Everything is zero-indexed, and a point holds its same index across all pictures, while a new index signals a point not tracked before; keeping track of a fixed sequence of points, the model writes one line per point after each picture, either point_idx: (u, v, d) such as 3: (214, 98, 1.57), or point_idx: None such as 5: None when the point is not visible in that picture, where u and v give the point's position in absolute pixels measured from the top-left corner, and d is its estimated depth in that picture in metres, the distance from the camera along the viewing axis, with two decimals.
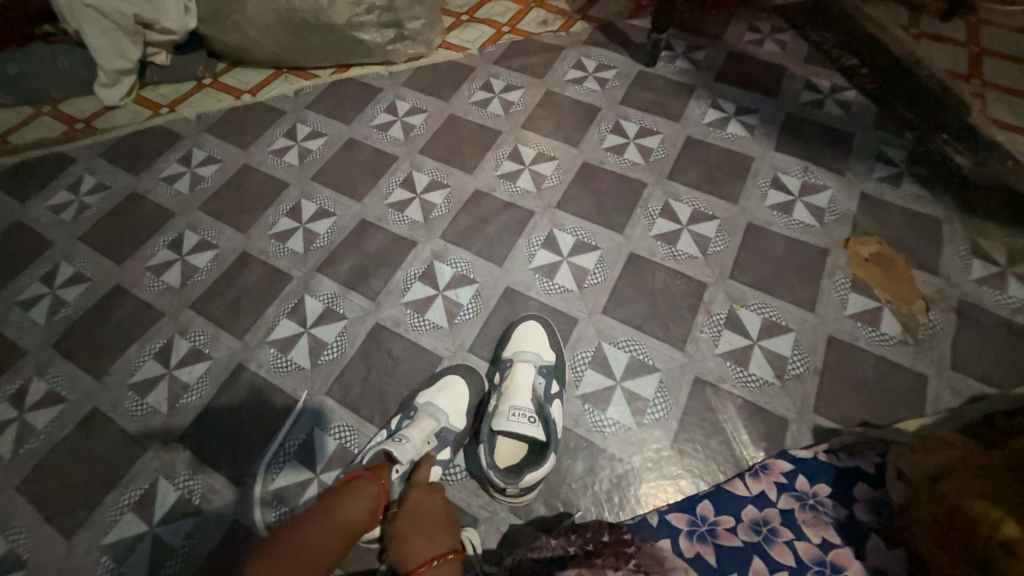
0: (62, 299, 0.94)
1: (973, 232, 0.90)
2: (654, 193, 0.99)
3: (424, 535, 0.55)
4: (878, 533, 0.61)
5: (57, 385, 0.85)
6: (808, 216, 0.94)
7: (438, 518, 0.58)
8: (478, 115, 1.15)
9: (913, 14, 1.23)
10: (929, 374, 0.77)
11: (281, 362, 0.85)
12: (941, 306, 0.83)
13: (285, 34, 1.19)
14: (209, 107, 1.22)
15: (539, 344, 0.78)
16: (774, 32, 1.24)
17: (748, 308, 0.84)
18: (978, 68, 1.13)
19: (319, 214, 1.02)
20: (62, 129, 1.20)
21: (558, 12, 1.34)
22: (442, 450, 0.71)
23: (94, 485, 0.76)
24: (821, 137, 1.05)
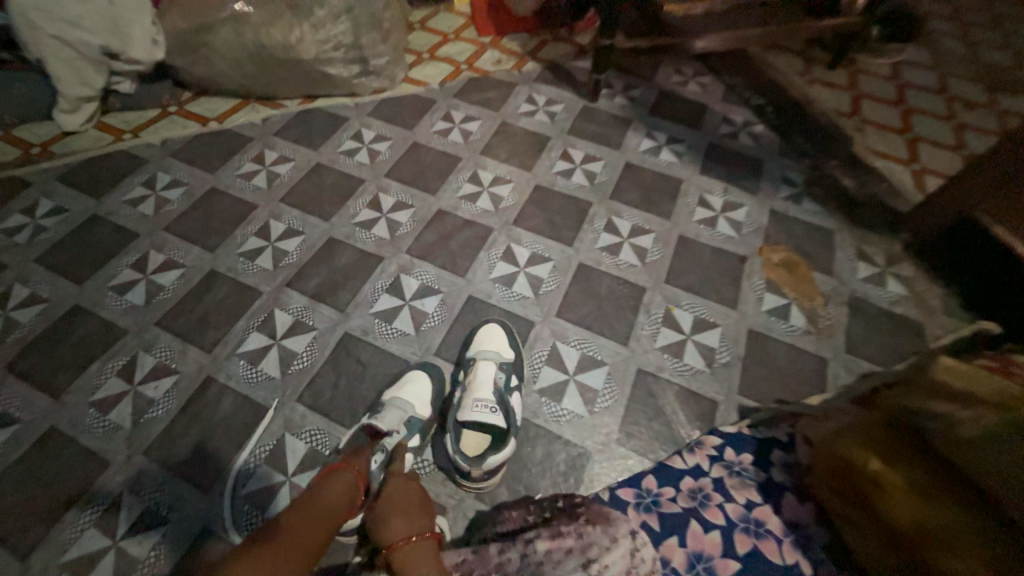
0: (16, 321, 0.93)
1: (858, 239, 1.08)
2: (598, 210, 1.12)
3: (401, 517, 0.60)
4: (791, 490, 0.74)
5: (10, 406, 0.84)
6: (728, 228, 1.09)
7: (414, 500, 0.63)
8: (440, 143, 1.26)
9: (807, 64, 1.47)
10: (828, 357, 0.91)
11: (251, 373, 0.88)
12: (835, 301, 0.99)
13: (254, 67, 1.26)
14: (175, 133, 1.26)
15: (500, 345, 0.86)
16: (696, 75, 1.44)
17: (681, 308, 0.97)
18: (858, 108, 1.37)
19: (288, 233, 1.07)
20: (16, 154, 1.19)
21: (511, 53, 1.49)
22: (411, 438, 0.76)
23: (53, 505, 0.75)
24: (737, 163, 1.23)
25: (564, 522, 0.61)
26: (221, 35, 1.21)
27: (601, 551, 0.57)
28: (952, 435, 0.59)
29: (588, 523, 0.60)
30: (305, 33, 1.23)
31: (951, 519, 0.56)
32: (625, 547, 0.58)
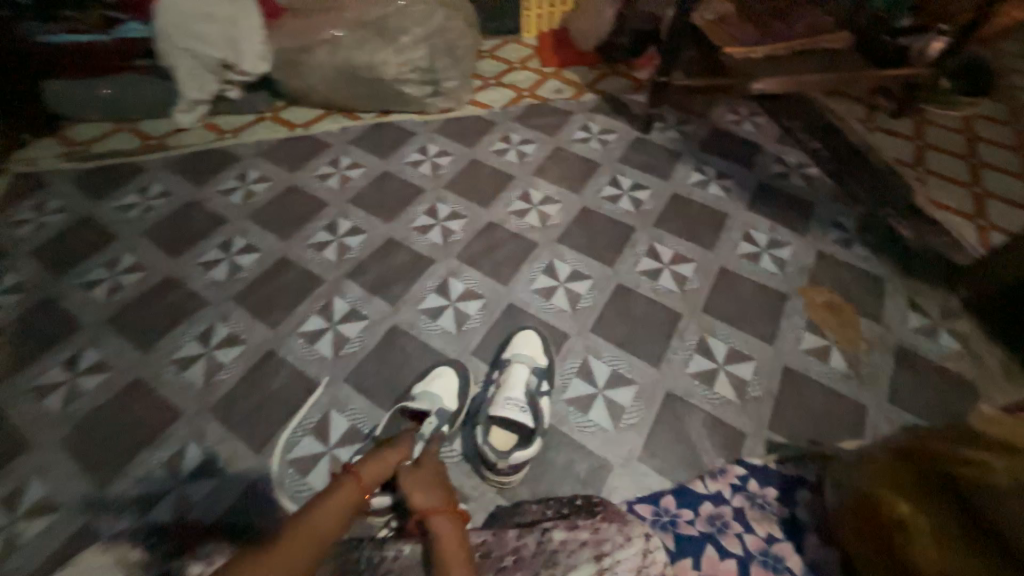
0: (121, 283, 1.08)
1: (911, 290, 1.05)
2: (641, 236, 1.15)
3: (425, 493, 0.66)
4: (815, 531, 0.74)
5: (107, 355, 0.97)
6: (772, 265, 1.10)
7: (432, 482, 0.68)
8: (496, 161, 1.35)
9: (868, 111, 1.47)
10: (868, 405, 0.89)
11: (308, 351, 0.97)
12: (881, 349, 0.96)
13: (341, 82, 1.42)
14: (267, 135, 1.43)
15: (535, 350, 0.91)
16: (751, 115, 1.47)
17: (716, 338, 0.98)
18: (921, 158, 1.34)
19: (352, 230, 1.18)
20: (138, 144, 1.40)
21: (570, 84, 1.58)
22: (441, 428, 0.81)
23: (130, 444, 0.85)
24: (786, 203, 1.23)
25: (581, 519, 0.66)
26: (318, 55, 1.38)
27: (614, 547, 0.63)
28: (987, 489, 0.58)
29: (603, 521, 0.66)
30: (388, 56, 1.38)
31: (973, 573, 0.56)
32: (638, 546, 0.63)
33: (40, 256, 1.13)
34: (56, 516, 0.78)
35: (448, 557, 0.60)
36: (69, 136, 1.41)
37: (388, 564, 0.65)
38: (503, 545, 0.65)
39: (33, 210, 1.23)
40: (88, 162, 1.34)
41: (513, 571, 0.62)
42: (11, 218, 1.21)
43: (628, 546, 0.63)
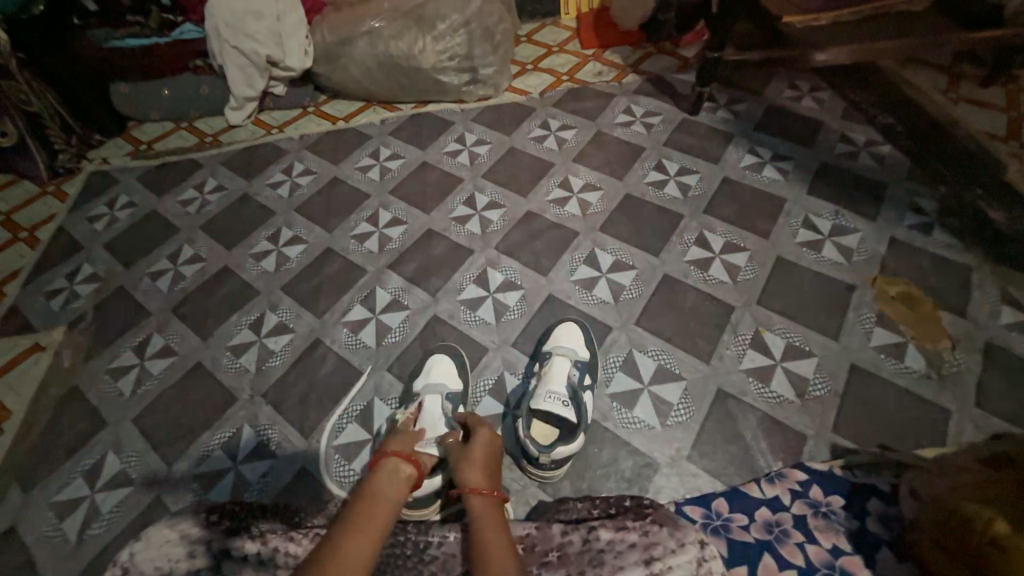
0: (182, 274, 1.15)
1: (1004, 281, 0.94)
2: (689, 224, 1.09)
3: (479, 470, 0.66)
4: (889, 546, 0.66)
5: (171, 340, 1.03)
6: (835, 254, 1.01)
7: (480, 455, 0.68)
8: (536, 148, 1.32)
9: (952, 80, 1.31)
10: (951, 409, 0.80)
11: (352, 340, 0.99)
12: (966, 347, 0.86)
13: (381, 73, 1.43)
14: (311, 129, 1.46)
15: (576, 343, 0.88)
16: (812, 90, 1.35)
17: (772, 332, 0.91)
18: (1017, 131, 1.18)
19: (393, 221, 1.19)
20: (195, 141, 1.48)
21: (612, 65, 1.51)
22: (456, 408, 0.85)
23: (193, 425, 0.91)
24: (853, 185, 1.12)
25: (630, 520, 0.64)
26: (359, 46, 1.40)
27: (666, 552, 0.60)
28: None
29: (654, 524, 0.63)
30: (426, 45, 1.38)
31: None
32: (691, 555, 0.59)
33: (112, 248, 1.22)
34: (129, 489, 0.84)
35: (489, 536, 0.56)
36: (135, 137, 1.51)
37: (432, 550, 0.67)
38: (548, 541, 0.63)
39: (106, 206, 1.33)
40: (151, 161, 1.43)
41: (557, 567, 0.61)
42: (87, 214, 1.31)
43: (681, 552, 0.60)
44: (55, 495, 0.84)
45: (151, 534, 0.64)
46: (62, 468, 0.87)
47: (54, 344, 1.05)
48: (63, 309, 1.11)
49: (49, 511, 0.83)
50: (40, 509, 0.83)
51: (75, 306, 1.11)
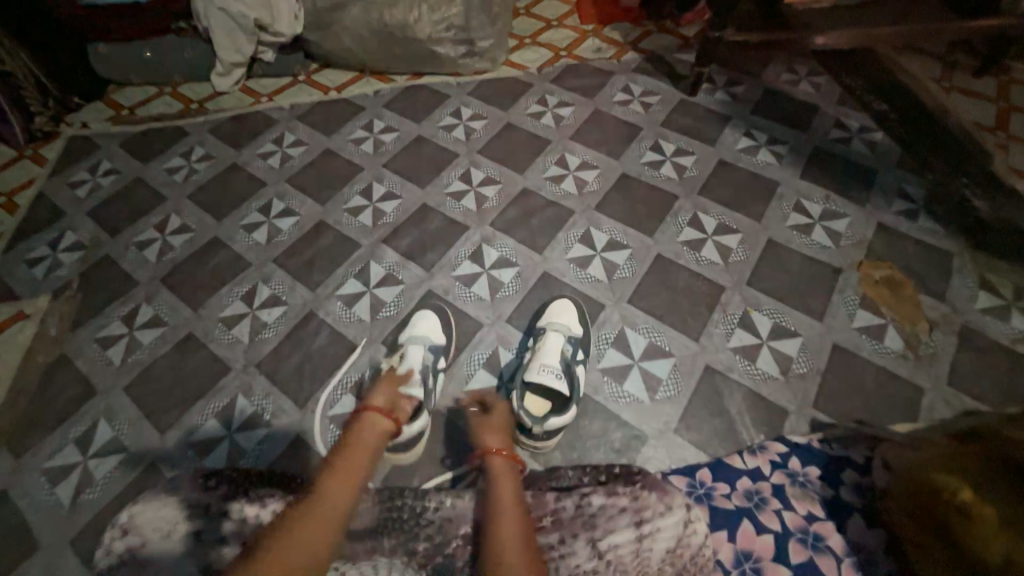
0: (170, 244, 1.13)
1: (983, 267, 0.97)
2: (684, 205, 1.10)
3: (497, 435, 0.73)
4: (860, 512, 0.71)
5: (161, 311, 1.02)
6: (825, 238, 1.03)
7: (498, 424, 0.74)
8: (532, 125, 1.30)
9: (947, 69, 1.32)
10: (926, 387, 0.84)
11: (346, 314, 0.99)
12: (944, 329, 0.90)
13: (375, 42, 1.39)
14: (302, 99, 1.42)
15: (570, 319, 0.89)
16: (810, 74, 1.35)
17: (760, 312, 0.93)
18: (1005, 122, 1.20)
19: (387, 196, 1.18)
20: (180, 107, 1.43)
21: (612, 42, 1.49)
22: (439, 360, 0.87)
23: (186, 394, 0.91)
24: (844, 171, 1.14)
25: (620, 485, 0.67)
26: (352, 12, 1.35)
27: (655, 515, 0.64)
28: None
29: (643, 489, 0.66)
30: (422, 14, 1.34)
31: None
32: (679, 517, 0.64)
33: (96, 216, 1.19)
34: (122, 456, 0.84)
35: (505, 496, 0.63)
36: (116, 101, 1.45)
37: (428, 514, 0.71)
38: (542, 508, 0.66)
39: (88, 173, 1.29)
40: (134, 127, 1.38)
41: (552, 531, 0.64)
42: (68, 180, 1.27)
43: (669, 515, 0.64)
44: (46, 462, 0.84)
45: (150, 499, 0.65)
46: (54, 434, 0.87)
47: (39, 313, 1.03)
48: (47, 277, 1.09)
49: (41, 477, 0.83)
50: (32, 475, 0.83)
51: (59, 274, 1.09)
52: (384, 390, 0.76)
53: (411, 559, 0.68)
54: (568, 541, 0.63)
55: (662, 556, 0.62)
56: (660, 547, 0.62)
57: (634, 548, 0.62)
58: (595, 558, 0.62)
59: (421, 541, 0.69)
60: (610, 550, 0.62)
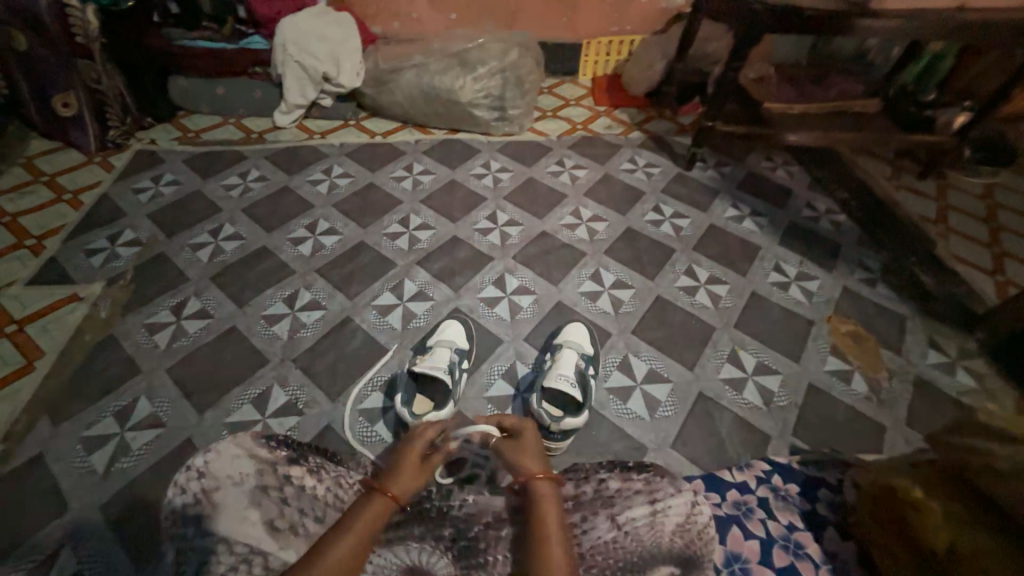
0: (222, 248, 1.24)
1: (931, 330, 1.14)
2: (680, 257, 1.28)
3: (534, 457, 0.74)
4: (835, 525, 0.80)
5: (208, 304, 1.11)
6: (799, 295, 1.20)
7: (531, 451, 0.75)
8: (552, 181, 1.51)
9: (896, 171, 1.60)
10: (887, 425, 0.96)
11: (380, 322, 1.10)
12: (900, 377, 1.04)
13: (423, 101, 1.63)
14: (351, 140, 1.62)
15: (582, 339, 1.01)
16: (785, 164, 1.61)
17: (746, 351, 1.07)
18: (945, 216, 1.45)
19: (422, 226, 1.34)
20: (241, 136, 1.61)
21: (621, 122, 1.76)
22: (462, 362, 0.97)
23: (226, 380, 0.98)
24: (815, 242, 1.34)
25: (634, 473, 0.83)
26: (407, 76, 1.61)
27: (666, 495, 0.79)
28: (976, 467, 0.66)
29: (656, 476, 0.82)
30: (466, 83, 1.60)
31: (990, 546, 0.60)
32: (686, 498, 0.79)
33: (155, 219, 1.31)
34: (160, 430, 0.90)
35: (548, 523, 0.67)
36: (183, 124, 1.63)
37: (454, 511, 0.79)
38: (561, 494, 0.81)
39: (151, 181, 1.42)
40: (198, 147, 1.55)
41: (574, 511, 0.79)
42: (132, 185, 1.41)
43: (678, 496, 0.80)
44: (85, 430, 0.89)
45: (220, 449, 0.82)
46: (94, 406, 0.92)
47: (91, 296, 1.11)
48: (103, 266, 1.18)
49: (78, 444, 0.87)
50: (68, 442, 0.87)
51: (114, 265, 1.18)
52: (410, 480, 0.71)
53: (439, 541, 0.76)
54: (590, 517, 0.78)
55: (673, 529, 0.76)
56: (671, 520, 0.77)
57: (648, 520, 0.77)
58: (616, 529, 0.76)
59: (447, 527, 0.77)
60: (628, 522, 0.77)
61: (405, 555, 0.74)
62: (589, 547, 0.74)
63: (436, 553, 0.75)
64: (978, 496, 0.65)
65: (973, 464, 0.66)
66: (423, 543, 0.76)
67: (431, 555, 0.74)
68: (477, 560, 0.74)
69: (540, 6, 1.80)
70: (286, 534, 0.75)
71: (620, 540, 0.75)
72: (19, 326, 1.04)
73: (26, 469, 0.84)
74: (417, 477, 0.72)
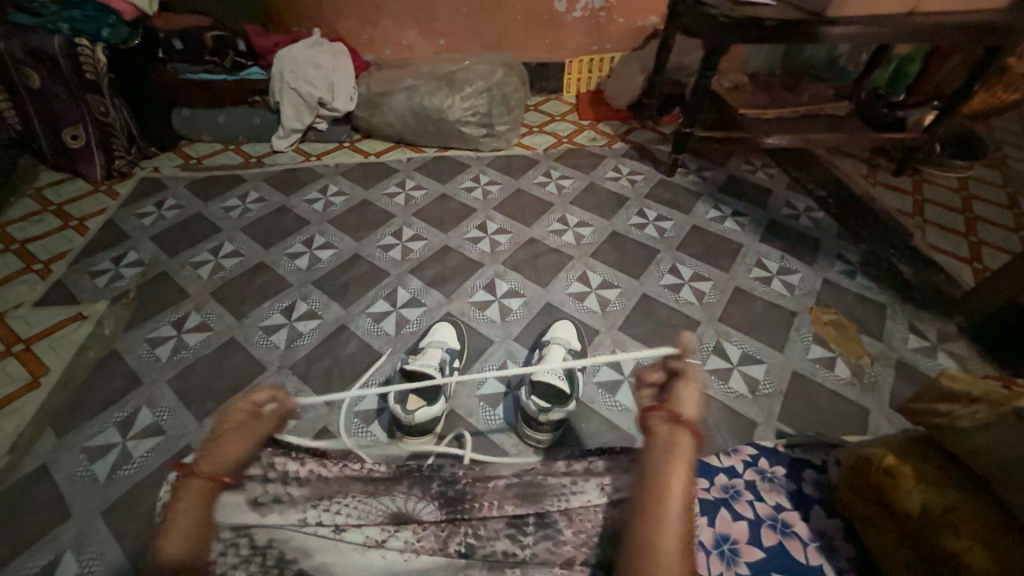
0: (222, 265, 1.29)
1: (911, 316, 1.17)
2: (664, 257, 1.32)
3: (690, 408, 0.64)
4: (820, 503, 0.81)
5: (208, 318, 1.15)
6: (782, 287, 1.23)
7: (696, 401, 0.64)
8: (539, 191, 1.57)
9: (872, 169, 1.65)
10: (871, 408, 0.98)
11: (374, 328, 1.13)
12: (882, 362, 1.07)
13: (413, 121, 1.70)
14: (346, 160, 1.69)
15: (570, 335, 1.04)
16: (764, 166, 1.67)
17: (731, 343, 1.10)
18: (921, 209, 1.49)
19: (415, 237, 1.39)
20: (241, 160, 1.69)
21: (604, 134, 1.84)
22: (453, 361, 1.00)
23: (226, 388, 1.01)
24: (795, 238, 1.39)
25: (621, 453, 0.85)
26: (398, 98, 1.69)
27: None
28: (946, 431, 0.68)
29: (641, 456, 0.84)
30: (454, 102, 1.68)
31: (960, 503, 0.62)
32: None
33: (158, 240, 1.37)
34: (161, 438, 0.92)
35: (676, 479, 0.58)
36: (186, 152, 1.71)
37: (444, 471, 0.82)
38: (552, 467, 0.83)
39: (154, 206, 1.48)
40: (200, 173, 1.62)
41: (564, 475, 0.80)
42: (136, 210, 1.47)
43: None
44: (88, 440, 0.92)
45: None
46: (97, 418, 0.95)
47: (96, 315, 1.15)
48: (107, 286, 1.23)
49: (81, 454, 0.90)
50: (72, 453, 0.90)
51: (119, 285, 1.23)
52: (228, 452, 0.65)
53: (426, 491, 0.77)
54: (580, 482, 0.77)
55: None
56: None
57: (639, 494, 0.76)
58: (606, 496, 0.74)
59: (433, 483, 0.78)
60: (619, 492, 0.75)
61: (393, 503, 0.75)
62: (578, 506, 0.74)
63: (423, 502, 0.75)
64: (954, 460, 0.68)
65: (942, 429, 0.69)
66: (410, 492, 0.76)
67: (419, 502, 0.75)
68: (466, 507, 0.74)
69: (523, 29, 1.90)
70: (268, 505, 0.72)
71: (609, 508, 0.73)
72: (26, 345, 1.08)
73: (30, 481, 0.86)
74: (244, 445, 0.67)
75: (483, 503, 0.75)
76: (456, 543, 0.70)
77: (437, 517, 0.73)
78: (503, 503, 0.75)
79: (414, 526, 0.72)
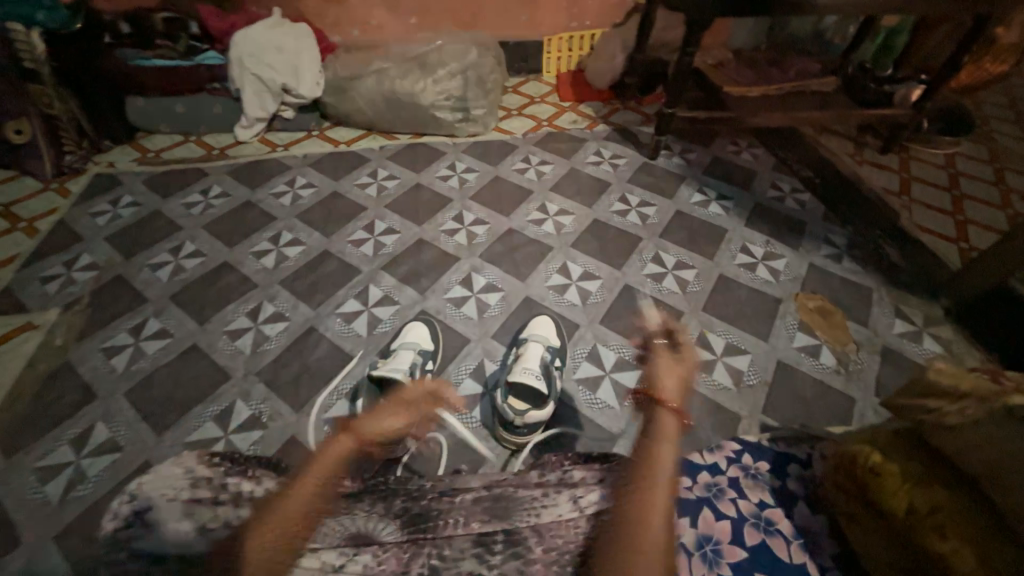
0: (183, 266, 1.22)
1: (898, 300, 1.15)
2: (647, 245, 1.27)
3: None
4: (804, 499, 0.79)
5: (168, 324, 1.09)
6: (767, 274, 1.20)
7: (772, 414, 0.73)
8: (517, 178, 1.50)
9: (858, 148, 1.61)
10: (857, 397, 0.97)
11: (345, 330, 1.08)
12: (868, 349, 1.05)
13: (384, 107, 1.62)
14: (315, 150, 1.61)
15: (548, 332, 1.00)
16: (749, 146, 1.62)
17: (714, 333, 1.07)
18: (908, 188, 1.46)
19: (388, 230, 1.32)
20: (202, 153, 1.59)
21: (585, 116, 1.77)
22: (427, 363, 0.96)
23: (187, 399, 0.96)
24: (781, 222, 1.35)
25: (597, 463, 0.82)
26: (367, 82, 1.60)
27: None
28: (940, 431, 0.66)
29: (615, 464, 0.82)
30: (427, 86, 1.59)
31: (947, 501, 0.61)
32: None
33: (113, 241, 1.29)
34: (119, 454, 0.88)
35: None
36: (143, 145, 1.61)
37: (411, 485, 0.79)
38: (525, 480, 0.80)
39: (109, 204, 1.40)
40: (159, 167, 1.52)
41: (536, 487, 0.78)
42: (90, 209, 1.38)
43: None
44: (39, 460, 0.86)
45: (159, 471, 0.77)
46: (47, 436, 0.90)
47: (47, 324, 1.08)
48: (59, 292, 1.15)
49: (32, 475, 0.85)
50: (22, 475, 0.85)
51: (71, 291, 1.16)
52: None
53: (387, 509, 0.75)
54: (552, 495, 0.76)
55: None
56: None
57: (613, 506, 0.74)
58: (579, 511, 0.73)
59: (397, 499, 0.76)
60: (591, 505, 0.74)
61: (351, 523, 0.72)
62: (552, 520, 0.71)
63: (382, 520, 0.73)
64: (933, 454, 0.68)
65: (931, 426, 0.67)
66: (372, 510, 0.74)
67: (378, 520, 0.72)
68: (430, 525, 0.72)
69: (498, 5, 1.80)
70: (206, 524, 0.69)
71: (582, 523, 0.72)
72: None
73: None
74: None
75: (448, 520, 0.73)
76: (419, 565, 0.67)
77: (399, 535, 0.71)
78: (469, 519, 0.73)
79: (374, 548, 0.69)
